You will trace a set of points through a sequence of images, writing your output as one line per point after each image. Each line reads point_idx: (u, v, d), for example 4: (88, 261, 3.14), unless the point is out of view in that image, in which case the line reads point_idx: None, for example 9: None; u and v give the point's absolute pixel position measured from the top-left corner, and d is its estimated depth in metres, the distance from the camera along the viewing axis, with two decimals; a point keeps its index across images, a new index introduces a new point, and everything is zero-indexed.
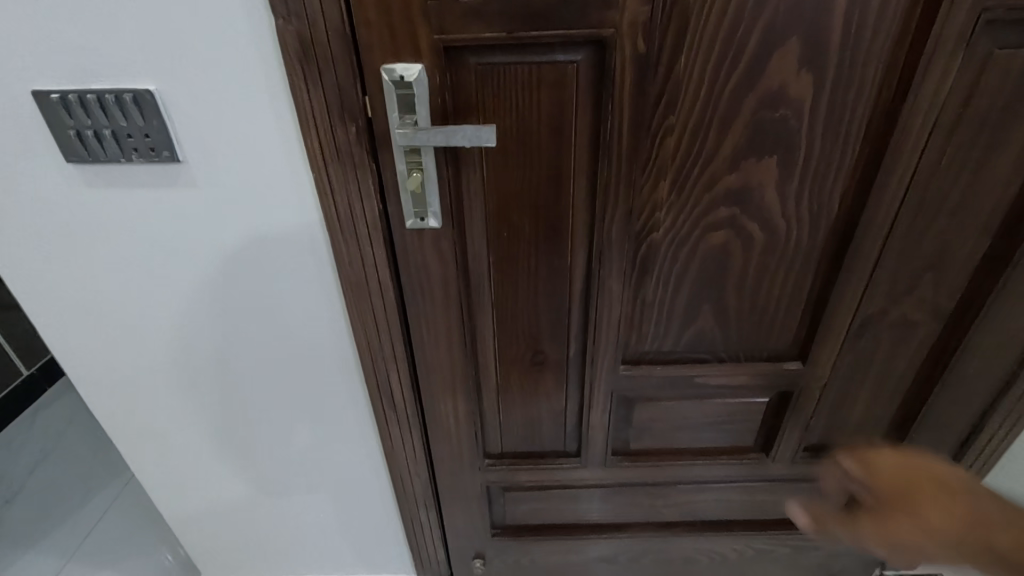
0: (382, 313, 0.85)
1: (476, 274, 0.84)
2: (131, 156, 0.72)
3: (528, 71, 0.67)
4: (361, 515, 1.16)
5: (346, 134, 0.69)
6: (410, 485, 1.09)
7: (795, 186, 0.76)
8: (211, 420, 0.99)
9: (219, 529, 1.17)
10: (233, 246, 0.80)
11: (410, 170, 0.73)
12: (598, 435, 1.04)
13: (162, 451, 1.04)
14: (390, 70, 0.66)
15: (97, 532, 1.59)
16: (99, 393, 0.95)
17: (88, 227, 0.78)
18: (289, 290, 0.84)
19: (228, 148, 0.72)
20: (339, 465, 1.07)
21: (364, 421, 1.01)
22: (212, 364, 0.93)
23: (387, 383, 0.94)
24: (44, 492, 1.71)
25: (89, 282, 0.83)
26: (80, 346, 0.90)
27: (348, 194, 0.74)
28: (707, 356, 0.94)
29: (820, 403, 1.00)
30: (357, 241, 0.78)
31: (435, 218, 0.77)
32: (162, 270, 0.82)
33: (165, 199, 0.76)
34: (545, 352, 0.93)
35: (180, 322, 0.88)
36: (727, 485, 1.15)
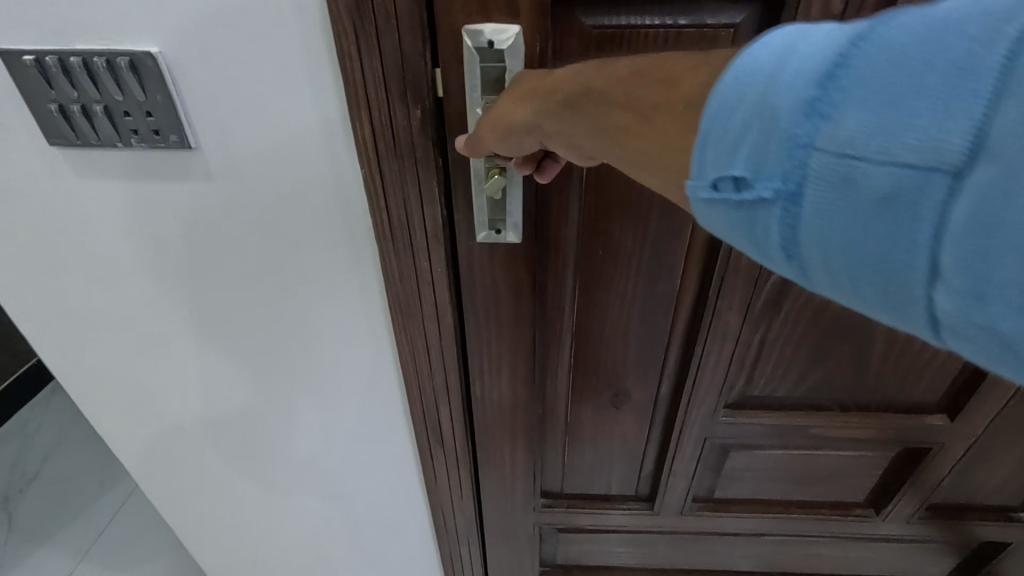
0: (436, 342, 0.69)
1: (555, 298, 0.67)
2: (131, 141, 0.55)
3: (660, 41, 0.48)
4: (395, 550, 1.02)
5: (407, 120, 0.52)
6: (454, 525, 0.94)
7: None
8: (232, 443, 0.86)
9: (240, 551, 1.06)
10: (258, 254, 0.64)
11: (489, 170, 0.55)
12: (679, 483, 0.88)
13: (178, 470, 0.91)
14: (474, 33, 0.49)
15: (111, 531, 1.47)
16: (105, 410, 0.82)
17: (82, 225, 0.63)
18: (325, 309, 0.69)
19: (252, 132, 0.55)
20: (374, 499, 0.93)
21: (405, 456, 0.86)
22: (232, 386, 0.78)
23: (436, 419, 0.78)
24: (57, 484, 1.59)
25: (87, 289, 0.68)
26: (80, 359, 0.76)
27: (405, 197, 0.57)
28: (828, 404, 0.76)
29: (957, 462, 0.82)
30: (413, 256, 0.61)
31: (515, 231, 0.60)
32: (174, 278, 0.67)
33: (176, 195, 0.60)
34: (629, 391, 0.77)
35: (195, 338, 0.73)
36: (820, 539, 0.98)
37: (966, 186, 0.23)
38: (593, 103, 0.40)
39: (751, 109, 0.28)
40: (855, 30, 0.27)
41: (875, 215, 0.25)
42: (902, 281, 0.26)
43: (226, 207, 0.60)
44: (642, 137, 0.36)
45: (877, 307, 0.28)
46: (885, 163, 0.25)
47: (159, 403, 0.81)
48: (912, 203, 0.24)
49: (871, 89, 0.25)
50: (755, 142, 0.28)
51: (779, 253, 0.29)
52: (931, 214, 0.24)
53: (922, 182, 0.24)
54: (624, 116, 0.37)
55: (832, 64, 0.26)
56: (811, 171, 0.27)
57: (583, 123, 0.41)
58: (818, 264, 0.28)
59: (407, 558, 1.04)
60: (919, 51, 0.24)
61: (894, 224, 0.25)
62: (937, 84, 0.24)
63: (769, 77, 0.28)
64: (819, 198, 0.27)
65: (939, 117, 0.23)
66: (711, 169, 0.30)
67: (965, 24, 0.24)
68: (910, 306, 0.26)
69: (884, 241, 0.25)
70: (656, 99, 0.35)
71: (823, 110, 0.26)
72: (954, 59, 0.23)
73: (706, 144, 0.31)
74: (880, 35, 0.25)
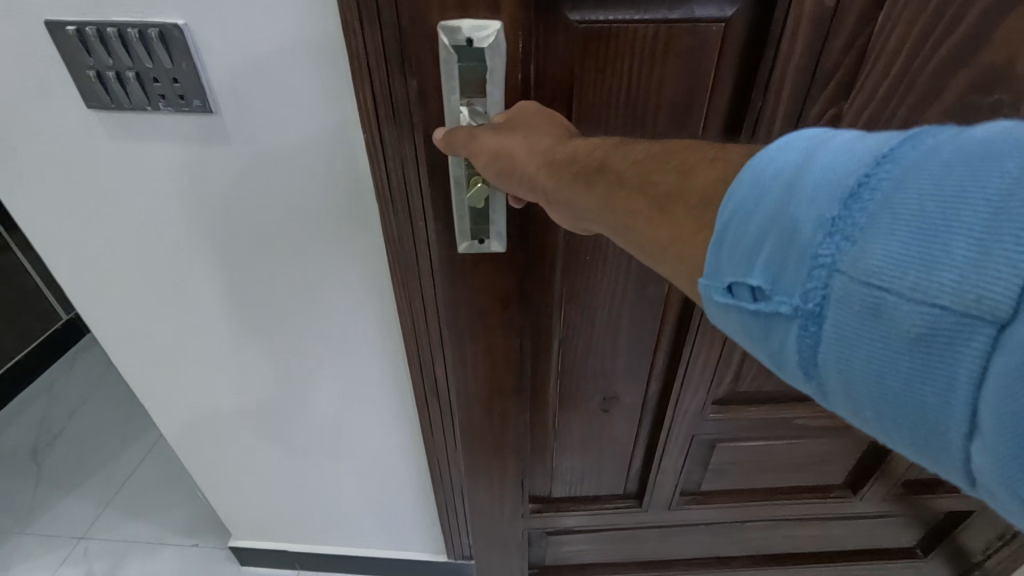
0: (433, 302, 0.73)
1: (543, 306, 0.69)
2: (159, 105, 0.60)
3: (648, 39, 0.48)
4: (395, 500, 1.07)
5: (406, 93, 0.55)
6: (450, 478, 0.98)
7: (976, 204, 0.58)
8: (247, 395, 0.91)
9: (253, 501, 1.10)
10: (272, 216, 0.69)
11: (471, 177, 0.54)
12: (668, 480, 0.90)
13: (196, 423, 0.96)
14: (451, 30, 0.46)
15: (133, 481, 1.42)
16: (130, 363, 0.87)
17: (113, 183, 0.67)
18: (331, 266, 0.74)
19: (266, 99, 0.59)
20: (373, 448, 0.98)
21: (406, 412, 0.92)
22: (244, 341, 0.83)
23: (431, 371, 0.81)
24: (81, 438, 1.54)
25: (116, 246, 0.73)
26: (108, 313, 0.81)
27: (403, 163, 0.60)
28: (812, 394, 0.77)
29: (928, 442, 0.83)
30: (409, 215, 0.64)
31: (499, 239, 0.59)
32: (192, 236, 0.72)
33: (197, 156, 0.64)
34: (618, 395, 0.79)
35: (211, 293, 0.78)
36: (803, 522, 1.00)
37: (1009, 339, 0.22)
38: (604, 181, 0.39)
39: (769, 217, 0.29)
40: (879, 148, 0.27)
41: (908, 354, 0.25)
42: (934, 424, 0.25)
43: (245, 168, 0.65)
44: (659, 223, 0.35)
45: (903, 444, 0.27)
46: (915, 302, 0.25)
47: (179, 357, 0.86)
48: (944, 342, 0.24)
49: (896, 217, 0.25)
50: (773, 253, 0.29)
51: (801, 368, 0.30)
52: (968, 362, 0.24)
53: (961, 329, 0.23)
54: (638, 201, 0.36)
55: (856, 187, 0.27)
56: (831, 291, 0.27)
57: (590, 200, 0.40)
58: (839, 390, 0.28)
59: (410, 509, 1.09)
60: (950, 188, 0.24)
61: (928, 365, 0.25)
62: (967, 224, 0.23)
63: (789, 184, 0.29)
64: (840, 322, 0.27)
65: (975, 262, 0.23)
66: (726, 273, 0.31)
67: (998, 167, 0.24)
68: (948, 453, 0.25)
69: (912, 379, 0.25)
70: (671, 185, 0.35)
71: (846, 231, 0.27)
72: (987, 198, 0.23)
73: (721, 244, 0.31)
74: (903, 160, 0.26)
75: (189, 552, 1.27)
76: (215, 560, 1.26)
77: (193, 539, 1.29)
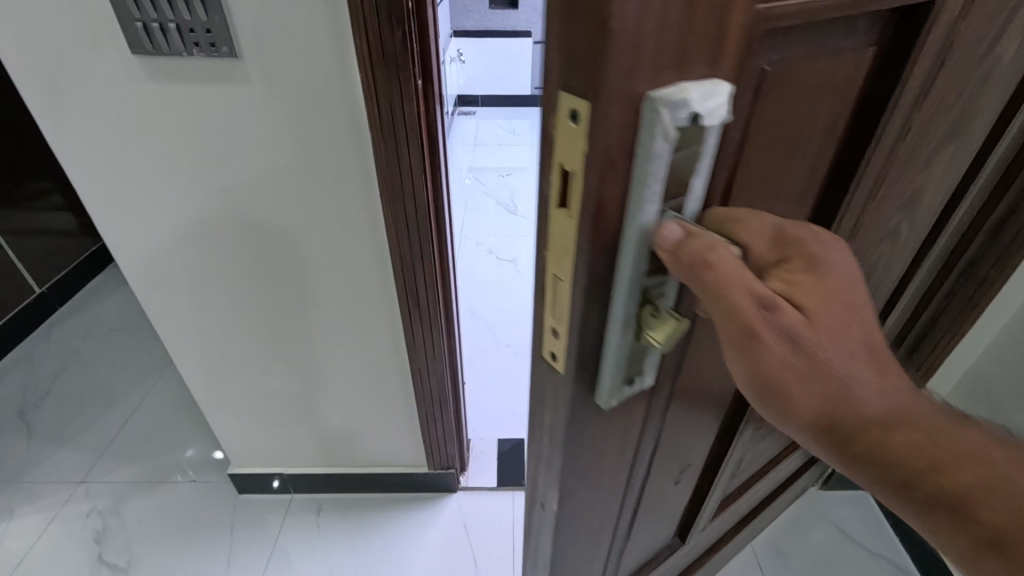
0: (415, 223, 0.81)
1: (651, 429, 0.52)
2: (193, 53, 0.65)
3: (823, 69, 0.38)
4: (388, 426, 1.16)
5: (393, 40, 0.64)
6: (433, 389, 1.06)
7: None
8: (259, 328, 0.97)
9: (253, 428, 1.16)
10: (290, 161, 0.75)
11: (639, 314, 0.36)
12: (714, 504, 0.87)
13: (213, 359, 1.02)
14: (672, 104, 0.28)
15: (130, 428, 1.45)
16: (150, 293, 0.91)
17: (151, 127, 0.72)
18: (335, 204, 0.80)
19: (281, 48, 0.66)
20: (369, 372, 1.05)
21: (395, 334, 0.98)
22: (251, 266, 0.88)
23: (416, 285, 0.89)
24: (73, 394, 1.54)
25: (151, 190, 0.79)
26: (133, 245, 0.85)
27: (393, 102, 0.69)
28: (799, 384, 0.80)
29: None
30: (395, 143, 0.73)
31: (649, 373, 0.42)
32: (216, 170, 0.76)
33: (220, 98, 0.69)
34: (691, 465, 0.71)
35: (229, 224, 0.82)
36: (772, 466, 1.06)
37: None
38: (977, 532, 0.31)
39: None
40: None
41: None
42: None
43: (265, 109, 0.70)
44: None
45: None
46: None
47: (199, 294, 0.92)
48: None
49: None
50: None
51: None
52: None
53: None
54: None
55: None
56: None
57: (944, 534, 0.32)
58: None
59: (401, 433, 1.17)
60: None
61: None
62: None
63: None
64: None
65: None
66: None
67: None
68: None
69: None
70: None
71: None
72: None
73: None
74: None
75: (190, 488, 1.30)
76: (215, 493, 1.29)
77: (191, 476, 1.33)
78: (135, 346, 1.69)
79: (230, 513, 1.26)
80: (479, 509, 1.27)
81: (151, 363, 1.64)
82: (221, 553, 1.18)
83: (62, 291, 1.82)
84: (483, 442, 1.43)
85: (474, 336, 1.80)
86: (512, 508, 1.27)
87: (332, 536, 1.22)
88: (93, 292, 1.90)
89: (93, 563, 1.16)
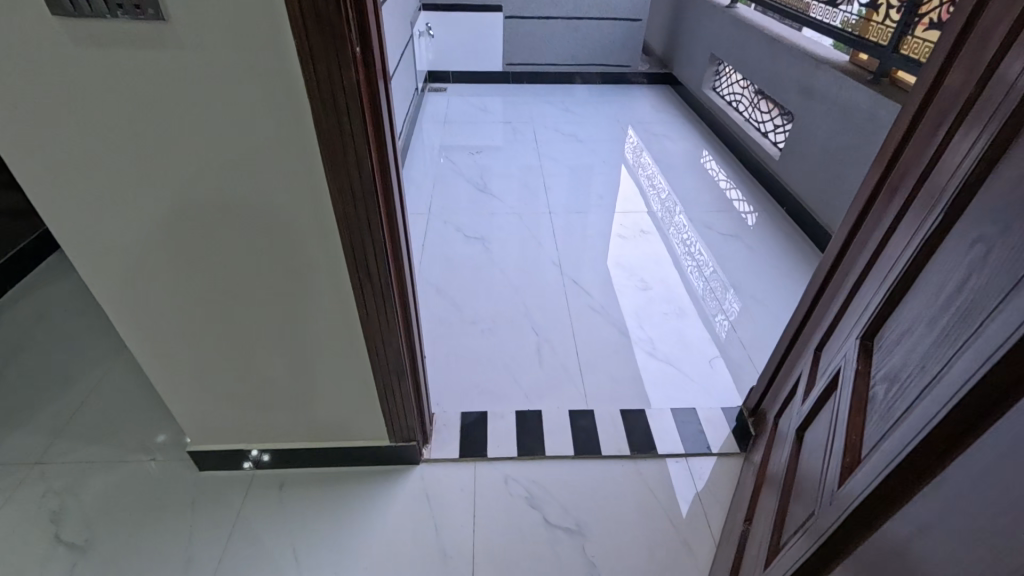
0: (359, 194, 0.81)
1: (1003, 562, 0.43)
2: (117, 15, 0.63)
3: None
4: (348, 401, 1.17)
5: (328, 6, 0.63)
6: (389, 362, 1.07)
7: (852, 411, 0.73)
8: (210, 303, 0.96)
9: (212, 403, 1.15)
10: (230, 130, 0.74)
11: None
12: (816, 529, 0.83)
13: (165, 336, 1.01)
14: None
15: (87, 410, 1.42)
16: (92, 269, 0.89)
17: (80, 95, 0.70)
18: (278, 176, 0.79)
19: (212, 12, 0.64)
20: (325, 347, 1.05)
21: (347, 307, 0.98)
22: (199, 238, 0.87)
23: (365, 258, 0.89)
24: (25, 376, 1.50)
25: (85, 162, 0.76)
26: (71, 220, 0.82)
27: (332, 70, 0.68)
28: (836, 444, 0.74)
29: (815, 413, 0.91)
30: (337, 113, 0.72)
31: None
32: (152, 140, 0.75)
33: (150, 64, 0.68)
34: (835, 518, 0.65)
35: (172, 196, 0.81)
36: (769, 485, 1.03)
37: None
38: None
39: None
40: None
41: None
42: None
43: (199, 75, 0.69)
44: None
45: None
46: None
47: (143, 270, 0.90)
48: None
49: None
50: None
51: None
52: None
53: None
54: None
55: None
56: None
57: None
58: None
59: (360, 406, 1.18)
60: None
61: None
62: None
63: None
64: None
65: None
66: None
67: None
68: None
69: None
70: None
71: None
72: None
73: None
74: None
75: (148, 466, 1.30)
76: (176, 471, 1.29)
77: (151, 454, 1.32)
78: (91, 326, 1.66)
79: (192, 489, 1.26)
80: (442, 478, 1.30)
81: (107, 343, 1.61)
82: (182, 528, 1.19)
83: (13, 271, 1.77)
84: (445, 415, 1.45)
85: (440, 313, 1.81)
86: (474, 478, 1.30)
87: (295, 506, 1.24)
88: (45, 271, 1.84)
89: (51, 543, 1.15)
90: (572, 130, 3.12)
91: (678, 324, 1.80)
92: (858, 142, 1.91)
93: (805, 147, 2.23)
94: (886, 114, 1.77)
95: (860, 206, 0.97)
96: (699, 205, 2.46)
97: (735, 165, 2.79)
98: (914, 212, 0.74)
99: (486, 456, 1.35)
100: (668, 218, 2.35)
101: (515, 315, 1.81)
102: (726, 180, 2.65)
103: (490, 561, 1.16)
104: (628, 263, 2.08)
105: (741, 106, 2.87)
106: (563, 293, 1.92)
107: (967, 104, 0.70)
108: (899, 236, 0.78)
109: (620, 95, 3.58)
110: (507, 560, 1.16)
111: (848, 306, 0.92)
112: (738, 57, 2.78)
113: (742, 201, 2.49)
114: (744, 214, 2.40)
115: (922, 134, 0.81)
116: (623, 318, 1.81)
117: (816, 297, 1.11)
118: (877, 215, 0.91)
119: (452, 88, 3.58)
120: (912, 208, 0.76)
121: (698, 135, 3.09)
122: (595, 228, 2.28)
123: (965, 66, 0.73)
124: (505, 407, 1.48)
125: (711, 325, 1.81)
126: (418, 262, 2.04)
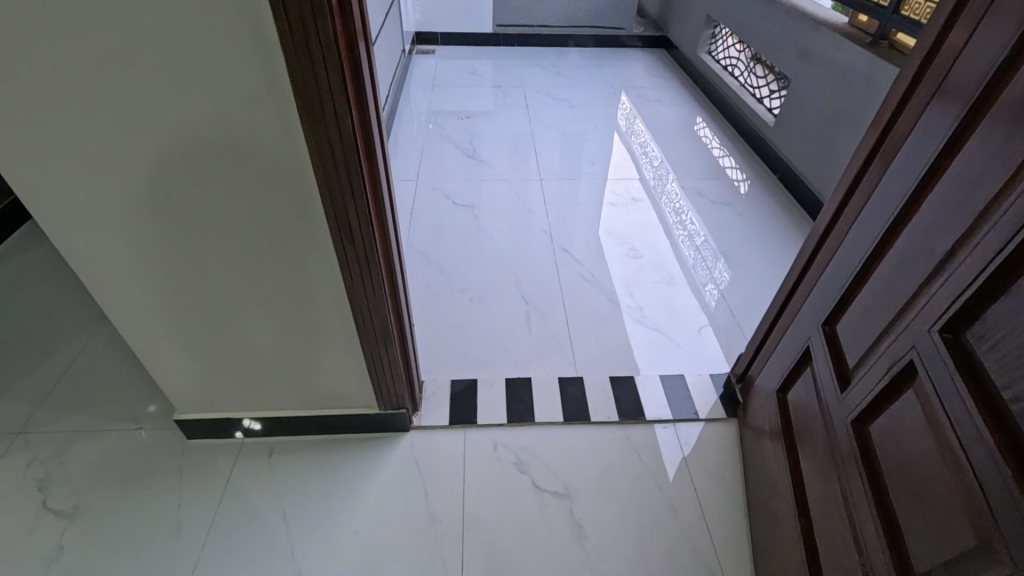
0: (340, 153, 0.78)
1: None
2: None
3: None
4: (336, 369, 1.16)
5: None
6: (378, 328, 1.06)
7: (981, 421, 0.60)
8: (190, 269, 0.94)
9: (197, 372, 1.14)
10: (204, 88, 0.70)
11: None
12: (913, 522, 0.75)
13: (145, 304, 0.99)
14: None
15: (69, 380, 1.40)
16: (63, 236, 0.85)
17: (38, 49, 0.65)
18: (259, 137, 0.76)
19: None
20: (309, 313, 1.03)
21: (331, 272, 0.95)
22: (174, 201, 0.83)
23: (349, 220, 0.87)
24: (4, 345, 1.47)
25: (47, 123, 0.72)
26: (35, 182, 0.78)
27: (305, 20, 0.64)
28: (980, 467, 0.60)
29: (883, 414, 0.79)
30: (312, 66, 0.68)
31: None
32: (117, 96, 0.70)
33: (113, 14, 0.63)
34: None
35: (141, 155, 0.77)
36: (821, 474, 0.94)
37: None
38: None
39: None
40: None
41: None
42: None
43: (166, 27, 0.65)
44: None
45: None
46: None
47: (117, 237, 0.87)
48: None
49: None
50: None
51: None
52: None
53: None
54: None
55: None
56: None
57: None
58: None
59: (350, 374, 1.17)
60: None
61: None
62: None
63: None
64: None
65: None
66: None
67: None
68: None
69: None
70: None
71: None
72: None
73: None
74: None
75: (136, 434, 1.29)
76: (163, 439, 1.28)
77: (138, 423, 1.32)
78: (70, 294, 1.63)
79: (181, 457, 1.25)
80: (431, 446, 1.30)
81: (88, 312, 1.58)
82: (172, 495, 1.19)
83: None
84: (436, 383, 1.45)
85: (429, 281, 1.79)
86: (465, 445, 1.31)
87: (286, 472, 1.24)
88: (20, 237, 1.80)
89: (38, 511, 1.15)
90: (564, 95, 3.04)
91: (668, 292, 1.80)
92: (852, 107, 1.89)
93: (800, 112, 2.19)
94: (883, 77, 1.74)
95: (854, 171, 0.94)
96: (691, 172, 2.43)
97: (728, 132, 2.75)
98: (984, 175, 0.64)
99: (476, 423, 1.35)
100: (661, 186, 2.32)
101: (505, 284, 1.79)
102: (719, 147, 2.61)
103: (480, 525, 1.17)
104: (619, 231, 2.05)
105: (736, 71, 2.80)
106: (553, 261, 1.90)
107: (993, 58, 0.65)
108: (947, 204, 0.70)
109: (612, 59, 3.49)
110: (499, 525, 1.17)
111: (877, 282, 0.82)
112: (735, 18, 2.70)
113: (735, 169, 2.46)
114: (736, 182, 2.38)
115: (922, 94, 0.78)
116: (613, 287, 1.80)
117: (809, 262, 1.08)
118: (872, 181, 0.89)
119: (440, 50, 3.46)
120: (964, 173, 0.68)
121: (692, 100, 3.02)
122: (587, 195, 2.25)
123: (973, 19, 0.70)
124: (494, 374, 1.48)
125: (702, 294, 1.81)
126: (405, 230, 2.00)
